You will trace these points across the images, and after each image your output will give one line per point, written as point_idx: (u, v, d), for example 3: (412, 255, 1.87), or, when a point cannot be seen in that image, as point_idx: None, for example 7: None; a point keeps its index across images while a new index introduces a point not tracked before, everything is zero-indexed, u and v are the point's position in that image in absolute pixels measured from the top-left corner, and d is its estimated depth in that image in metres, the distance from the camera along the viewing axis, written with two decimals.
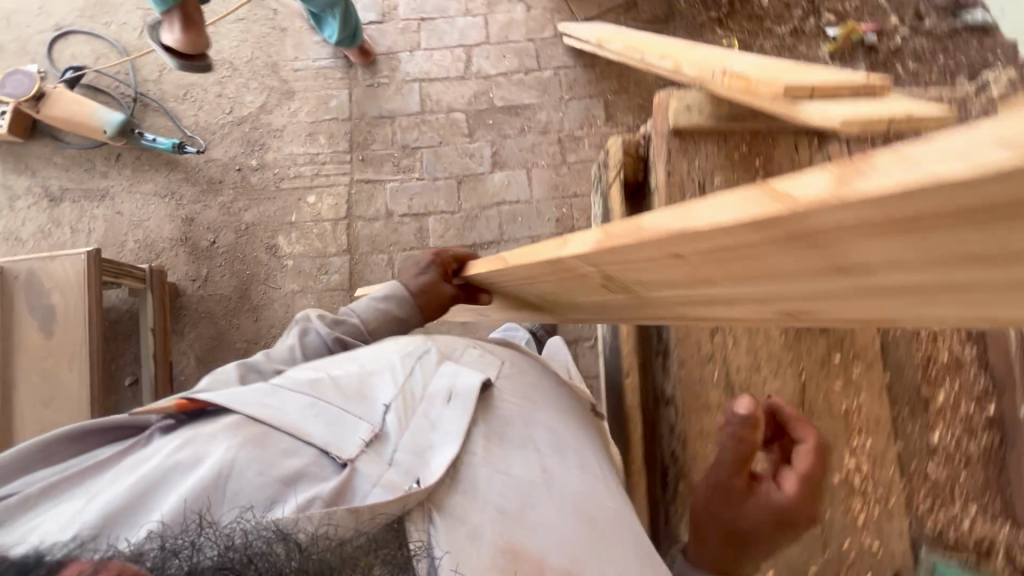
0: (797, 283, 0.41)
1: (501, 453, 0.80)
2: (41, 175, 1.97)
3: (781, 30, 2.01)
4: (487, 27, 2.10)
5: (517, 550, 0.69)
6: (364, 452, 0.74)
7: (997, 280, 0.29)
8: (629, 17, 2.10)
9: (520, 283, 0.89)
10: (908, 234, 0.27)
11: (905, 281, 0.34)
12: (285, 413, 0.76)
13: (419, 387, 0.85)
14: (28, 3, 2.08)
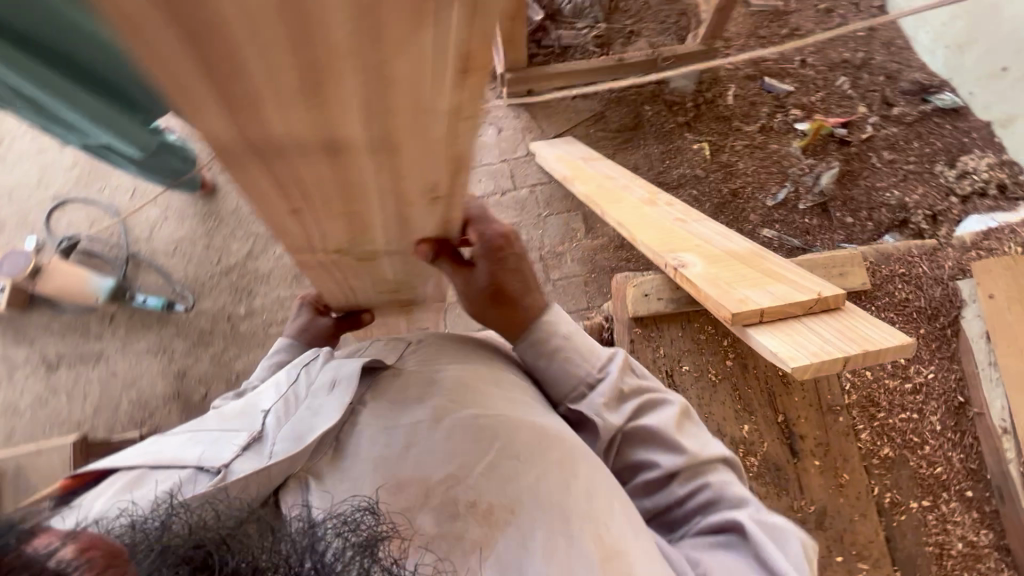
0: (366, 174, 0.56)
1: (383, 408, 0.82)
2: (39, 342, 2.01)
3: (749, 129, 2.01)
4: None
5: (401, 481, 0.71)
6: (240, 454, 0.75)
7: (392, 114, 0.45)
8: (598, 129, 2.13)
9: (364, 288, 1.03)
10: (256, 99, 0.40)
11: (379, 139, 0.49)
12: (164, 452, 0.79)
13: (304, 389, 0.88)
14: (28, 176, 2.20)
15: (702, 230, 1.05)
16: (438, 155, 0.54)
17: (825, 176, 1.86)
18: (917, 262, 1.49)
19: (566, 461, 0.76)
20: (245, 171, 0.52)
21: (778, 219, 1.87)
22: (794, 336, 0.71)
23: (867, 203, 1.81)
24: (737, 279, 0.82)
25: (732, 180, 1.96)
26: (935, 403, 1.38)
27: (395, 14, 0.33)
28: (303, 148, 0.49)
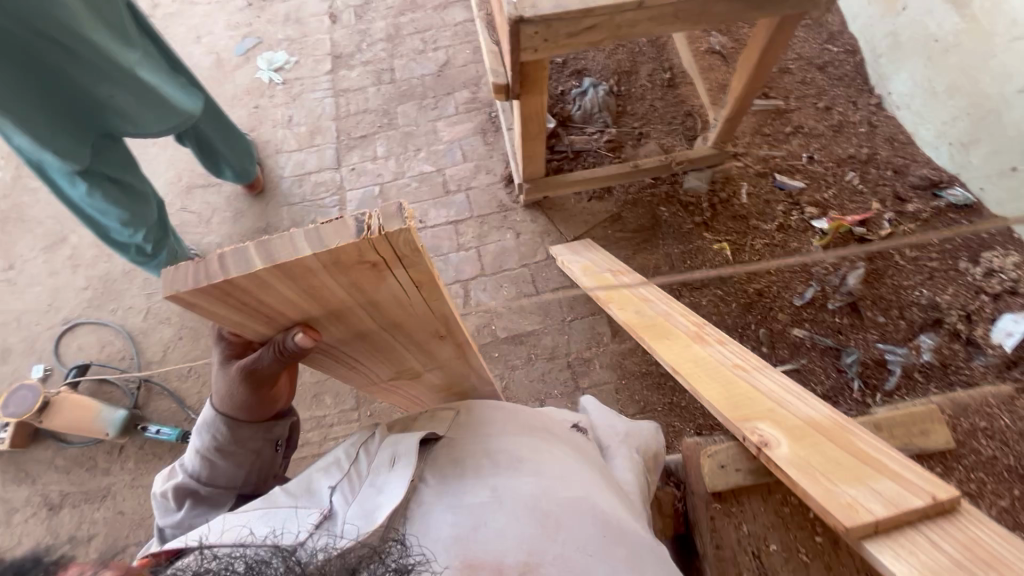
0: (351, 338, 0.78)
1: (444, 484, 0.75)
2: (42, 480, 1.90)
3: (767, 228, 2.03)
4: (480, 258, 2.17)
5: (474, 563, 0.66)
6: (312, 534, 0.68)
7: (367, 310, 0.69)
8: (616, 231, 2.14)
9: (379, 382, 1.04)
10: (267, 307, 0.62)
11: (354, 321, 0.72)
12: (226, 527, 0.70)
13: (367, 467, 0.79)
14: (38, 301, 2.17)
15: (770, 388, 1.01)
16: (435, 331, 0.79)
17: (851, 276, 1.87)
18: (997, 415, 1.38)
19: (629, 559, 0.74)
20: (320, 360, 0.86)
21: (808, 319, 1.86)
22: (917, 557, 0.65)
23: (897, 302, 1.82)
24: (832, 473, 0.79)
25: (756, 280, 1.97)
26: None
27: (363, 278, 0.59)
28: (338, 338, 0.77)
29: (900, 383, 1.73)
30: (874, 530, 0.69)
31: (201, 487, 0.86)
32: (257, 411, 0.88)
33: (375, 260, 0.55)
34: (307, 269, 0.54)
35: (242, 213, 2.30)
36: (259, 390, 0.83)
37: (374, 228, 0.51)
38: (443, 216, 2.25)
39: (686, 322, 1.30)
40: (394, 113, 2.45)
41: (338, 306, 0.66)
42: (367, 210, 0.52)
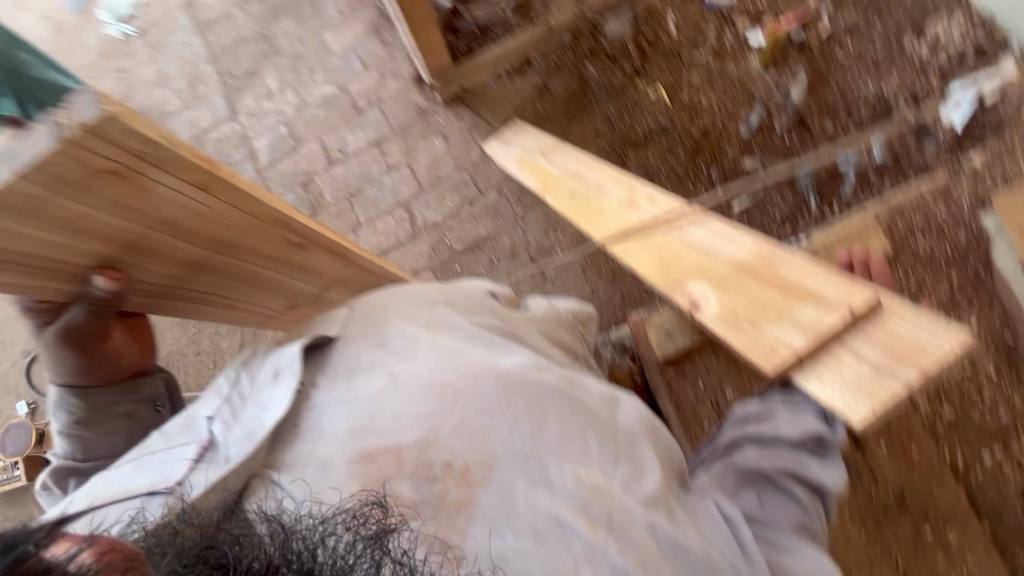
0: (209, 274, 0.82)
1: (334, 382, 0.77)
2: None
3: (703, 58, 1.87)
4: (415, 174, 2.04)
5: (371, 452, 0.69)
6: (195, 469, 0.70)
7: (179, 232, 0.71)
8: (547, 104, 1.98)
9: (287, 319, 1.06)
10: (72, 255, 0.66)
11: (186, 251, 0.75)
12: (111, 486, 0.71)
13: (249, 389, 0.79)
14: None
15: (697, 235, 1.03)
16: (268, 230, 0.82)
17: (794, 91, 1.78)
18: (934, 210, 1.50)
19: (535, 408, 0.75)
20: (178, 307, 0.87)
21: (757, 146, 1.79)
22: (840, 374, 0.80)
23: (844, 104, 1.74)
24: (762, 314, 0.89)
25: (699, 118, 1.85)
26: (991, 346, 1.40)
27: (125, 196, 0.62)
28: (177, 278, 0.80)
29: (855, 187, 1.70)
30: (802, 361, 0.83)
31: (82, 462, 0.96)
32: (110, 370, 0.96)
33: (104, 165, 0.57)
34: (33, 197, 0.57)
35: None
36: (88, 347, 0.90)
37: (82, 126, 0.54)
38: (363, 138, 2.08)
39: (620, 188, 1.23)
40: (273, 37, 2.16)
41: (129, 237, 0.68)
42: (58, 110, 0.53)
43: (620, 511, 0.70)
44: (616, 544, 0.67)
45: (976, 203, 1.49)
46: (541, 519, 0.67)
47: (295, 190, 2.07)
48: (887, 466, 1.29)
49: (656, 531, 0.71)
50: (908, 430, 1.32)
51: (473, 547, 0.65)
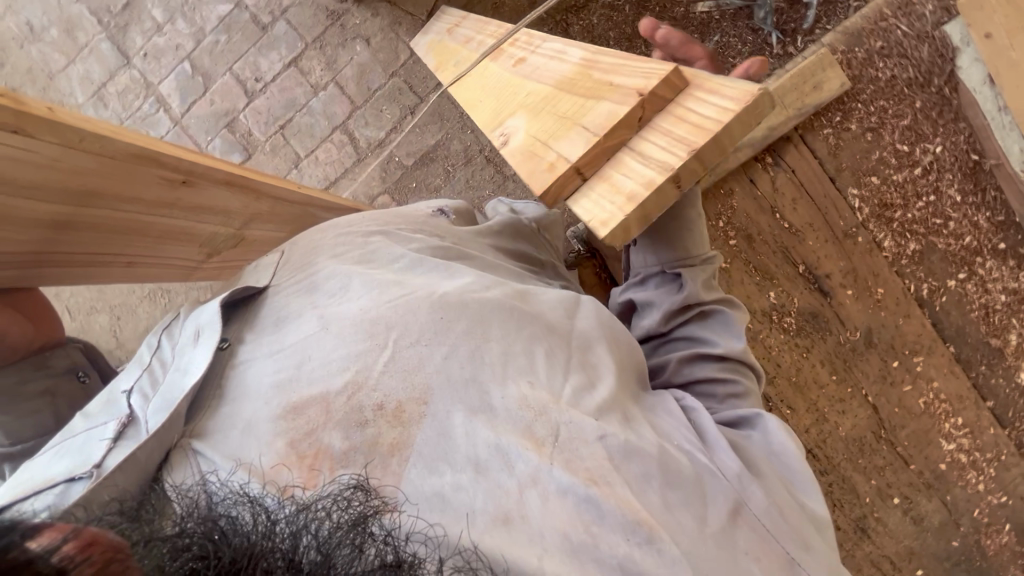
0: (75, 227, 0.82)
1: (257, 336, 0.78)
2: None
3: None
4: (344, 90, 1.85)
5: (297, 405, 0.69)
6: (115, 447, 0.66)
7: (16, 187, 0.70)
8: None
9: (186, 262, 1.08)
10: None
11: (34, 208, 0.75)
12: (30, 480, 0.68)
13: (170, 354, 0.81)
14: None
15: (536, 63, 1.02)
16: (131, 170, 0.81)
17: None
18: (894, 26, 1.35)
19: (473, 330, 0.75)
20: (65, 270, 0.90)
21: None
22: (610, 183, 0.79)
23: None
24: (558, 130, 0.88)
25: None
26: (956, 172, 1.37)
27: None
28: (44, 240, 0.81)
29: (819, 14, 1.54)
30: (580, 176, 0.82)
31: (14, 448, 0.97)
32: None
33: None
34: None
35: None
36: None
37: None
38: (278, 59, 1.86)
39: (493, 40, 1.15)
40: None
41: None
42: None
43: (574, 432, 0.70)
44: (561, 462, 0.68)
45: (941, 12, 1.35)
46: (483, 449, 0.67)
47: (221, 133, 1.89)
48: (855, 309, 1.34)
49: (608, 441, 0.71)
50: (874, 271, 1.35)
51: (411, 490, 0.65)
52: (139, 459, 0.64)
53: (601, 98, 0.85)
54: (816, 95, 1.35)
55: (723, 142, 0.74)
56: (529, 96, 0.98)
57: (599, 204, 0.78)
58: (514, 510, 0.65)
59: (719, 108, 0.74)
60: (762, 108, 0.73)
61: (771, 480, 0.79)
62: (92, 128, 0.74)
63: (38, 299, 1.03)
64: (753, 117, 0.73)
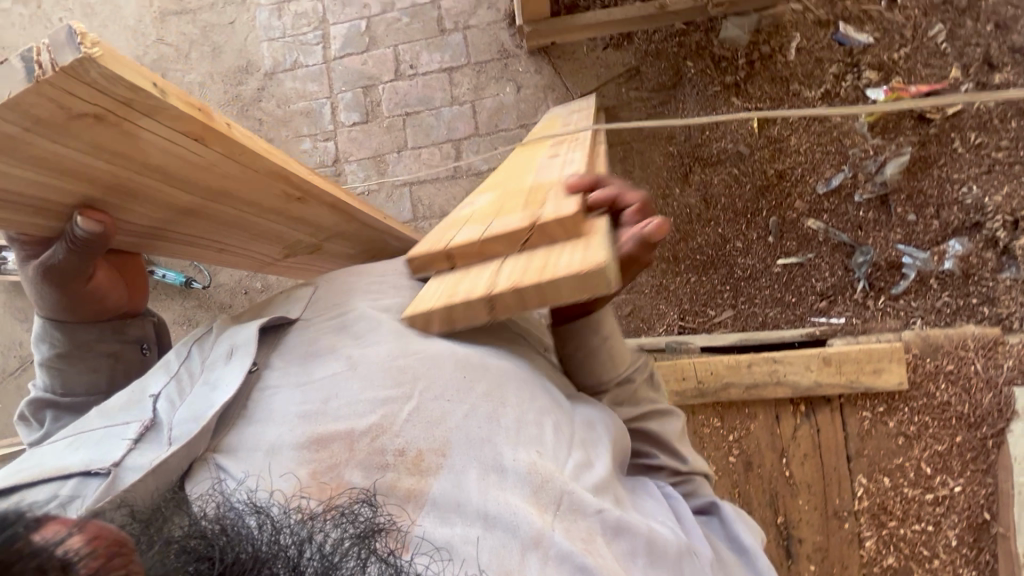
0: (202, 217, 0.86)
1: (289, 359, 0.82)
2: None
3: (811, 96, 1.74)
4: (475, 115, 1.96)
5: (323, 437, 0.71)
6: (134, 449, 0.71)
7: (178, 176, 0.74)
8: (632, 89, 1.86)
9: (268, 259, 1.12)
10: (87, 183, 0.68)
11: (182, 194, 0.78)
12: (40, 464, 0.71)
13: (198, 367, 0.84)
14: None
15: (545, 168, 1.12)
16: (259, 181, 0.82)
17: (889, 166, 1.62)
18: (970, 361, 1.39)
19: (492, 392, 0.76)
20: (171, 242, 0.91)
21: (828, 209, 1.67)
22: (461, 280, 0.85)
23: (937, 199, 1.60)
24: (482, 219, 0.95)
25: (778, 160, 1.71)
26: (962, 517, 1.38)
27: (117, 143, 0.64)
28: (168, 221, 0.84)
29: (910, 287, 1.59)
30: (452, 264, 0.90)
31: (61, 398, 0.95)
32: (93, 313, 0.92)
33: (100, 112, 0.59)
34: (6, 134, 0.57)
35: (220, 49, 2.09)
36: (70, 288, 0.85)
37: (48, 65, 0.53)
38: (437, 61, 1.99)
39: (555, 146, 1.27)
40: None
41: (123, 181, 0.71)
42: (40, 44, 0.53)
43: (575, 504, 0.70)
44: (561, 529, 0.68)
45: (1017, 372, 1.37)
46: (490, 506, 0.67)
47: (356, 91, 2.02)
48: None
49: (604, 517, 0.71)
50: (845, 563, 1.38)
51: (420, 533, 0.65)
52: (169, 465, 0.68)
53: (516, 214, 0.91)
54: (871, 380, 1.40)
55: (547, 292, 0.74)
56: (508, 189, 1.07)
57: (434, 291, 0.85)
58: (513, 571, 0.64)
59: (569, 263, 0.75)
60: (597, 283, 0.72)
61: (726, 560, 0.84)
62: (250, 143, 0.77)
63: (138, 262, 0.94)
64: (588, 286, 0.73)
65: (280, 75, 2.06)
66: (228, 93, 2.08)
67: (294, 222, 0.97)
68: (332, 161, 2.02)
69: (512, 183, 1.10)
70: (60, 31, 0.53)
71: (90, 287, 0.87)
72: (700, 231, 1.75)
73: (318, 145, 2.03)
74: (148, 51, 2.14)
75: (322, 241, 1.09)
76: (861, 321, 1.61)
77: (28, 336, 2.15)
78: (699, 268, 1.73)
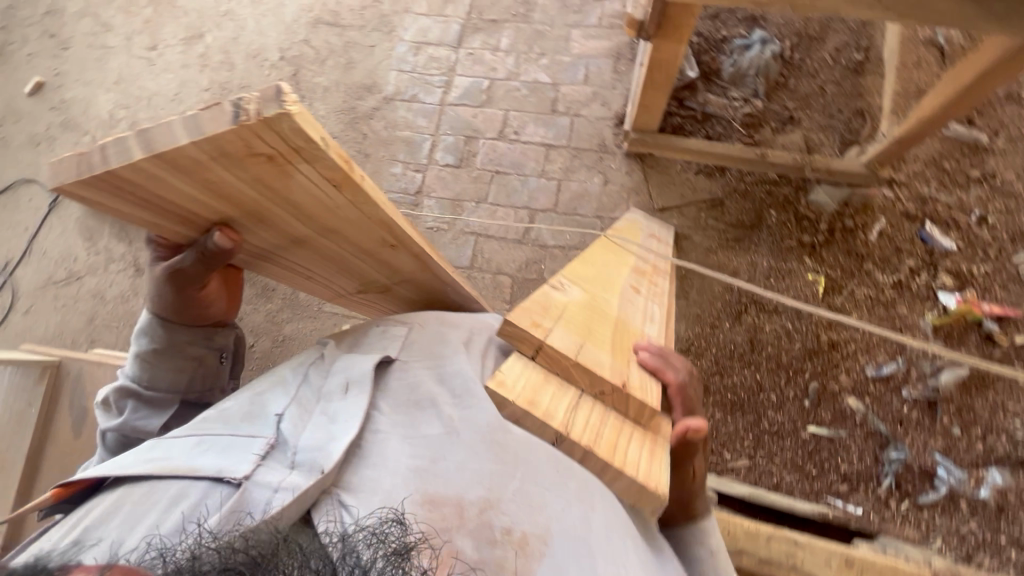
0: (308, 242, 0.93)
1: (395, 402, 0.86)
2: (136, 246, 2.22)
3: (881, 279, 1.76)
4: (557, 193, 2.05)
5: (435, 499, 0.73)
6: (260, 465, 0.77)
7: (308, 210, 0.80)
8: (710, 218, 1.92)
9: (341, 287, 1.19)
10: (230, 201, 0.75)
11: (303, 223, 0.85)
12: (173, 460, 0.79)
13: (314, 396, 0.89)
14: (168, 88, 2.37)
15: (630, 304, 1.20)
16: (369, 228, 0.87)
17: (946, 373, 1.61)
18: None
19: (583, 493, 0.80)
20: (269, 257, 0.98)
21: (873, 394, 1.65)
22: (541, 383, 0.91)
23: (986, 422, 1.58)
24: (573, 327, 1.01)
25: (835, 329, 1.74)
26: None
27: (271, 177, 0.71)
28: (278, 241, 0.90)
29: (938, 502, 1.53)
30: (536, 355, 0.95)
31: (145, 390, 1.06)
32: (197, 314, 1.05)
33: (273, 157, 0.66)
34: (193, 158, 0.64)
35: (354, 65, 2.29)
36: (185, 292, 0.98)
37: (254, 114, 0.59)
38: (539, 135, 2.11)
39: (640, 275, 1.34)
40: (532, 6, 2.25)
41: (259, 205, 0.78)
42: (248, 95, 0.59)
43: None
44: None
45: None
46: None
47: (457, 137, 2.16)
48: None
49: None
50: None
51: None
52: (309, 492, 0.72)
53: (605, 351, 0.99)
54: None
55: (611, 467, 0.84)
56: (599, 304, 1.13)
57: (517, 377, 0.89)
58: None
59: (636, 460, 0.86)
60: (653, 492, 0.84)
61: None
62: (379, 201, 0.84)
63: (239, 280, 1.07)
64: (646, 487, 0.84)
65: (396, 102, 2.22)
66: (345, 103, 2.25)
67: (382, 265, 1.03)
68: (414, 191, 2.13)
69: (603, 297, 1.16)
70: (270, 88, 0.59)
71: (201, 291, 0.99)
72: (735, 370, 1.74)
73: (407, 173, 2.15)
74: (290, 47, 2.34)
75: (398, 285, 1.14)
76: (878, 519, 1.54)
77: (83, 254, 2.25)
78: (725, 406, 1.70)
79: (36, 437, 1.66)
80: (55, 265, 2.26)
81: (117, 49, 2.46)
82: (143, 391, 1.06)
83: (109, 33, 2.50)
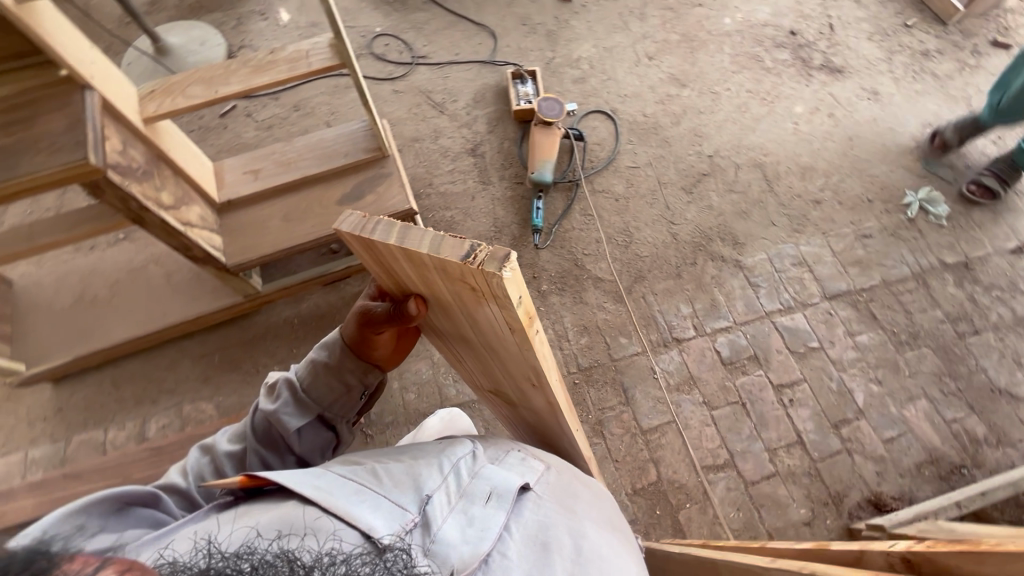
0: (480, 340, 0.94)
1: (533, 546, 0.77)
2: (490, 138, 2.45)
3: None
4: (764, 476, 1.87)
5: None
6: (404, 535, 0.73)
7: (489, 328, 0.80)
8: None
9: (483, 368, 1.22)
10: (429, 287, 0.80)
11: (480, 330, 0.86)
12: (329, 494, 0.75)
13: (464, 480, 0.83)
14: (625, 87, 2.60)
15: None
16: (525, 365, 0.85)
17: None
18: None
19: None
20: (443, 322, 1.03)
21: None
22: None
23: None
24: None
25: None
26: None
27: (467, 297, 0.72)
28: (462, 327, 0.94)
29: None
30: None
31: (299, 394, 1.05)
32: (361, 353, 1.08)
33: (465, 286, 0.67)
34: (425, 262, 0.67)
35: (744, 217, 2.31)
36: (364, 332, 1.05)
37: (477, 261, 0.59)
38: (804, 425, 1.95)
39: None
40: (914, 344, 2.09)
41: (452, 302, 0.81)
42: (484, 242, 0.60)
43: None
44: None
45: None
46: None
47: (747, 345, 2.08)
48: None
49: None
50: None
51: None
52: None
53: None
54: None
55: None
56: None
57: None
58: None
59: None
60: None
61: None
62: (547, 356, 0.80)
63: (407, 335, 1.16)
64: None
65: (739, 271, 2.21)
66: (708, 230, 2.28)
67: (527, 386, 1.01)
68: (673, 335, 2.09)
69: None
70: (502, 251, 0.59)
71: (375, 334, 1.04)
72: None
73: (686, 320, 2.12)
74: (723, 156, 2.44)
75: (528, 398, 1.12)
76: None
77: (460, 103, 2.53)
78: None
79: (321, 175, 1.86)
80: (440, 89, 2.58)
81: (629, 32, 2.75)
82: (293, 392, 1.05)
83: (637, 19, 2.80)
